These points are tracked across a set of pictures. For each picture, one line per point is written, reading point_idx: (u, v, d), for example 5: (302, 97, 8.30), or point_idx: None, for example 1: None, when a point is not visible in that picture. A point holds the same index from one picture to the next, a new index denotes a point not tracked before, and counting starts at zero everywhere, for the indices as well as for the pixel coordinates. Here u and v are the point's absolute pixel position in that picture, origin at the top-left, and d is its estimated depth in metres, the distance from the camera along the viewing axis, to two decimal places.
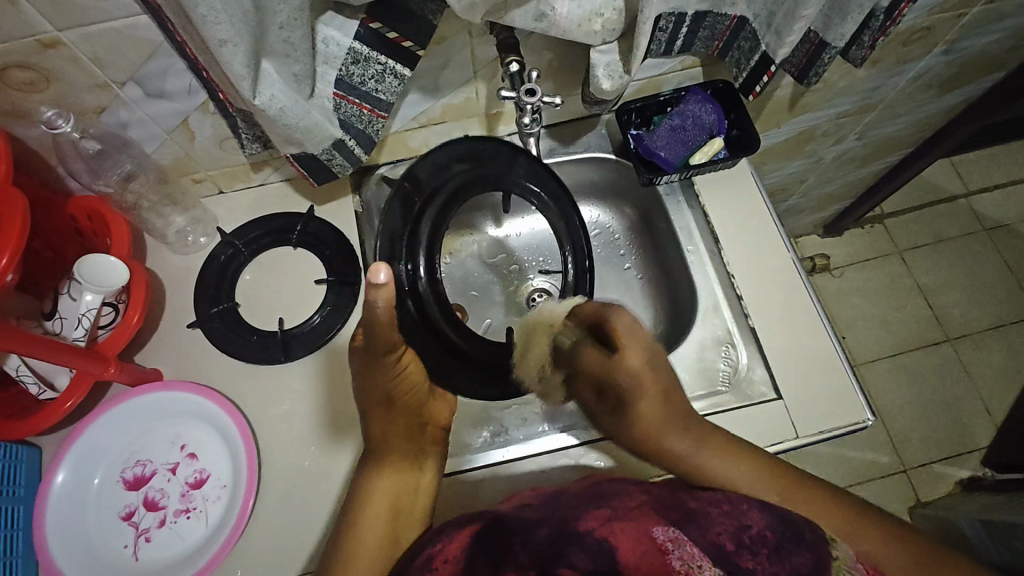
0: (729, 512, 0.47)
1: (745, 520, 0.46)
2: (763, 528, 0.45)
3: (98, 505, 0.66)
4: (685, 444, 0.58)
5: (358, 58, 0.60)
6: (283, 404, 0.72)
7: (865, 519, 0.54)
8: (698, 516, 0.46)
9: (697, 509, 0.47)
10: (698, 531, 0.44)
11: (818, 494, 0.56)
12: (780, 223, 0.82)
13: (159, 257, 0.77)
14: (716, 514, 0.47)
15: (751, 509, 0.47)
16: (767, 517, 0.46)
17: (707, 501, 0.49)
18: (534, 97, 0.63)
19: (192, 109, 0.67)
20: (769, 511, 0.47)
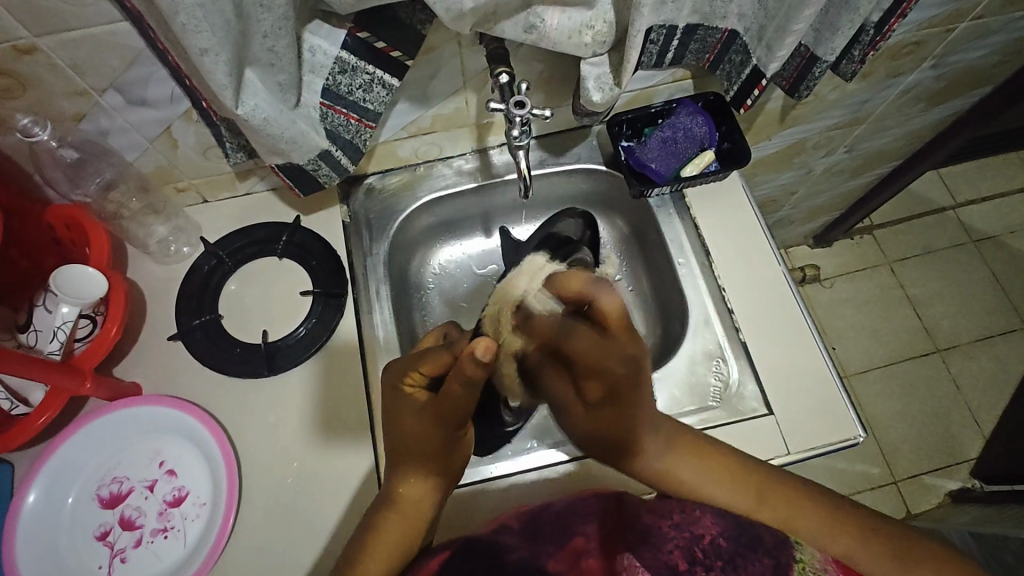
0: (681, 524, 0.47)
1: (697, 529, 0.46)
2: (715, 536, 0.46)
3: (72, 525, 0.64)
4: (662, 452, 0.56)
5: (345, 67, 0.59)
6: (265, 419, 0.70)
7: (845, 520, 0.55)
8: (651, 533, 0.47)
9: (651, 525, 0.48)
10: (650, 554, 0.45)
11: (796, 500, 0.56)
12: (771, 235, 0.81)
13: (140, 267, 0.76)
14: (669, 528, 0.47)
15: (703, 516, 0.48)
16: (721, 522, 0.47)
17: (661, 512, 0.49)
18: (524, 109, 0.61)
19: (175, 117, 0.65)
20: (723, 516, 0.48)
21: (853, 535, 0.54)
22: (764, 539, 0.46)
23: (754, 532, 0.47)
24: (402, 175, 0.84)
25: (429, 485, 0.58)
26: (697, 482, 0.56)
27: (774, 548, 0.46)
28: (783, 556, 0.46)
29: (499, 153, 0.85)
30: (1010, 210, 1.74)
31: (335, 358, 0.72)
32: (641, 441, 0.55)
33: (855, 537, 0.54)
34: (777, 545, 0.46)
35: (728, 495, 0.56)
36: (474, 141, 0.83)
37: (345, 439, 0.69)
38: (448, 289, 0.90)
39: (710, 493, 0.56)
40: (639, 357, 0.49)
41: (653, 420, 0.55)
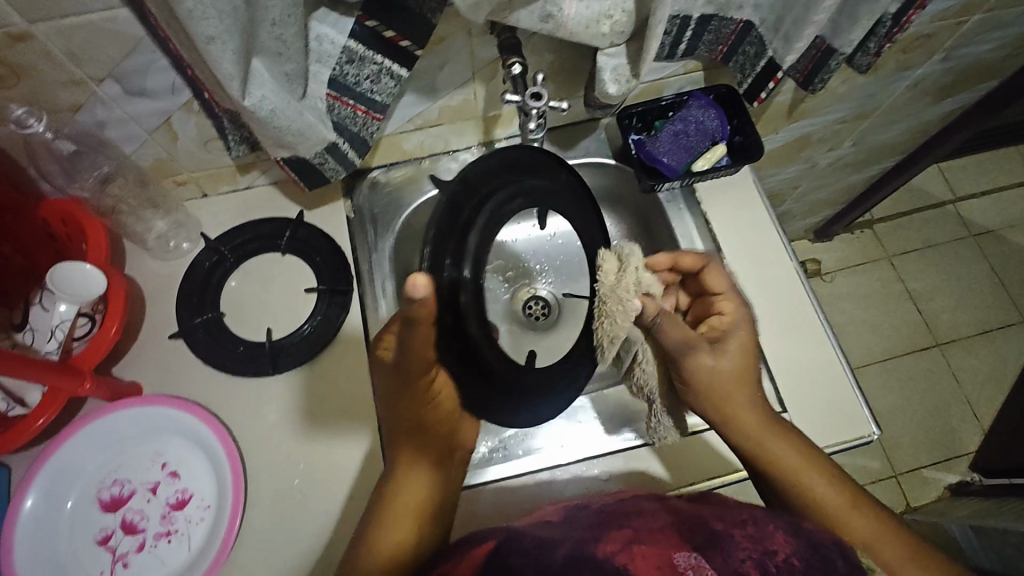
0: (753, 536, 0.45)
1: (770, 545, 0.44)
2: (790, 555, 0.43)
3: (72, 529, 0.62)
4: (764, 430, 0.61)
5: (353, 57, 0.57)
6: (269, 421, 0.68)
7: (894, 531, 0.59)
8: (721, 539, 0.44)
9: (720, 532, 0.45)
10: (721, 559, 0.42)
11: (852, 492, 0.60)
12: (783, 230, 0.80)
13: (139, 263, 0.74)
14: (740, 538, 0.44)
15: (777, 534, 0.45)
16: (795, 542, 0.45)
17: (730, 521, 0.47)
18: (540, 101, 0.60)
19: (175, 108, 0.63)
20: (798, 535, 0.45)
21: (885, 530, 0.58)
22: (844, 563, 0.44)
23: (831, 557, 0.44)
24: (407, 168, 0.82)
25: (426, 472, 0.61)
26: (797, 466, 0.60)
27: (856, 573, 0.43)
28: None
29: (507, 146, 0.83)
30: (1009, 205, 1.74)
31: (339, 358, 0.71)
32: (737, 407, 0.62)
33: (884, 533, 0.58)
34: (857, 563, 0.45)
35: (814, 479, 0.60)
36: (481, 134, 0.81)
37: (352, 440, 0.67)
38: None
39: (807, 481, 0.60)
40: (737, 322, 0.66)
41: (749, 400, 0.63)
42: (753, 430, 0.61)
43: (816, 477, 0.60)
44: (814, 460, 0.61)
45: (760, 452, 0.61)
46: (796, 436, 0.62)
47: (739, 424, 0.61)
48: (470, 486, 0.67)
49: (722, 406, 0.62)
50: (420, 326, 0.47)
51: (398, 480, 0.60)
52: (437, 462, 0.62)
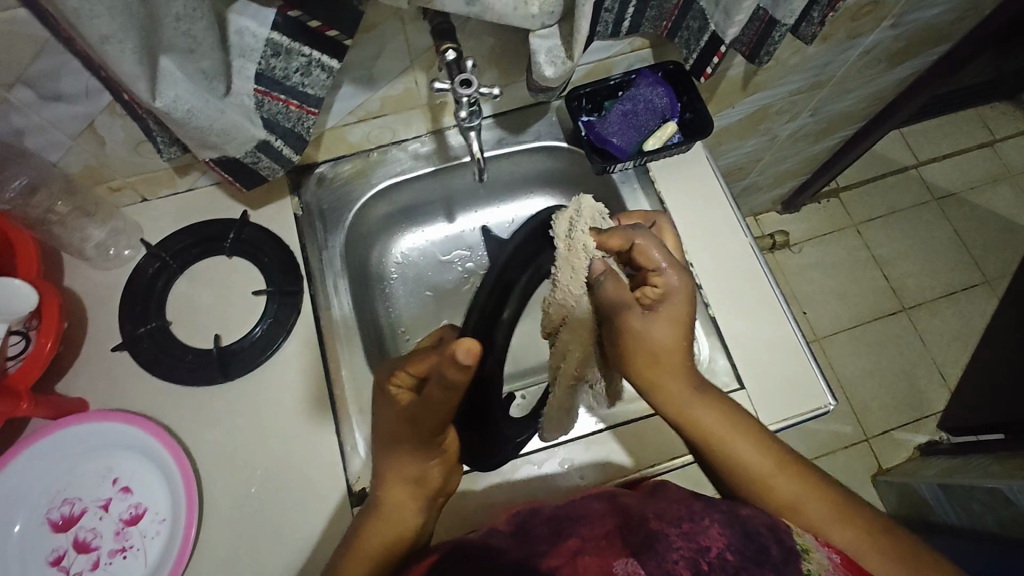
0: (688, 533, 0.46)
1: (703, 541, 0.45)
2: (723, 550, 0.45)
3: (21, 551, 0.60)
4: (691, 399, 0.57)
5: (279, 50, 0.54)
6: (224, 426, 0.67)
7: (845, 508, 0.56)
8: (655, 540, 0.46)
9: (657, 531, 0.47)
10: (654, 562, 0.44)
11: (772, 448, 0.58)
12: (736, 206, 0.80)
13: (77, 274, 0.71)
14: (674, 535, 0.46)
15: (711, 526, 0.47)
16: (729, 532, 0.47)
17: (667, 519, 0.48)
18: (471, 88, 0.57)
19: (97, 111, 0.61)
20: (732, 525, 0.47)
21: (812, 490, 0.56)
22: (774, 552, 0.46)
23: (762, 545, 0.46)
24: (354, 161, 0.80)
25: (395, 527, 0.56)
26: (710, 426, 0.57)
27: (782, 563, 0.45)
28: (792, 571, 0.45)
29: (456, 134, 0.81)
30: (970, 167, 1.77)
31: (292, 361, 0.69)
32: (659, 373, 0.57)
33: (807, 493, 0.56)
34: (786, 556, 0.46)
35: (739, 443, 0.57)
36: (428, 123, 0.79)
37: (310, 442, 0.66)
38: (412, 279, 0.88)
39: (733, 450, 0.57)
40: (675, 289, 0.58)
41: (682, 372, 0.58)
42: (680, 399, 0.57)
43: (756, 451, 0.57)
44: (744, 429, 0.58)
45: (684, 419, 0.57)
46: (716, 400, 0.58)
47: (665, 393, 0.58)
48: None
49: (656, 382, 0.57)
50: (449, 387, 0.46)
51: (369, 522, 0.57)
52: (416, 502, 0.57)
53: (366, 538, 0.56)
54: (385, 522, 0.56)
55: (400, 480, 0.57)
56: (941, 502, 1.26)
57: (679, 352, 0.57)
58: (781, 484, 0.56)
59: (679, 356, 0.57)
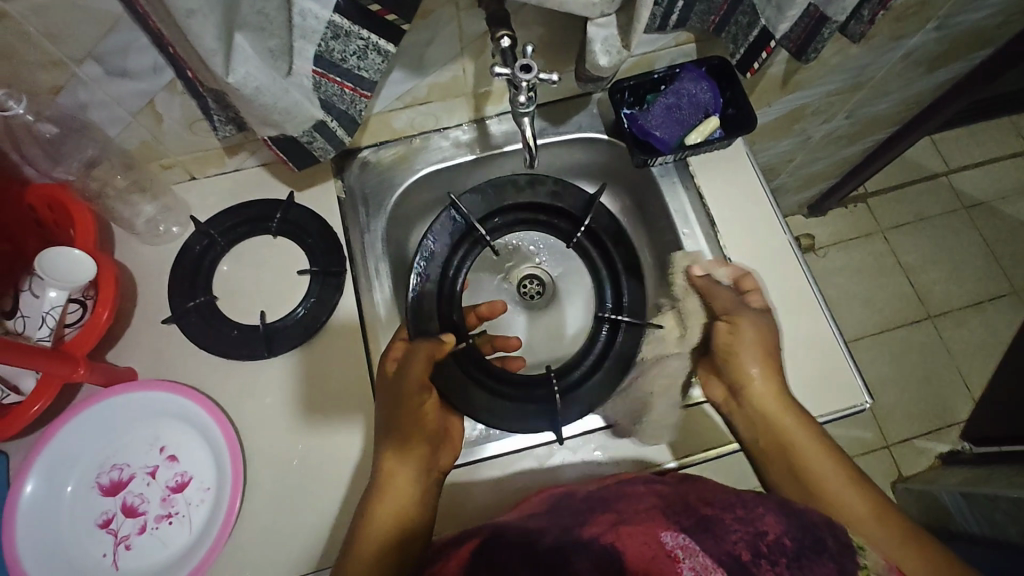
0: (744, 519, 0.48)
1: (760, 526, 0.47)
2: (779, 536, 0.46)
3: (72, 513, 0.62)
4: (779, 416, 0.66)
5: (338, 33, 0.54)
6: (266, 400, 0.68)
7: (917, 539, 0.59)
8: (712, 523, 0.47)
9: (712, 516, 0.48)
10: (712, 543, 0.45)
11: (840, 462, 0.64)
12: (776, 203, 0.80)
13: (128, 248, 0.73)
14: (730, 520, 0.47)
15: (765, 515, 0.48)
16: (783, 521, 0.47)
17: (720, 506, 0.50)
18: (530, 72, 0.58)
19: (158, 89, 0.62)
20: (786, 516, 0.48)
21: (879, 511, 0.61)
22: (829, 543, 0.46)
23: (819, 536, 0.46)
24: (397, 147, 0.81)
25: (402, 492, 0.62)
26: (789, 428, 0.65)
27: (839, 553, 0.45)
28: (848, 561, 0.45)
29: (498, 123, 0.82)
30: (1002, 176, 1.74)
31: (335, 340, 0.71)
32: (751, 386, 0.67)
33: (868, 512, 0.61)
34: (842, 548, 0.46)
35: (806, 442, 0.65)
36: (471, 112, 0.80)
37: (350, 419, 0.68)
38: None
39: (801, 456, 0.64)
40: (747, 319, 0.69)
41: (772, 386, 0.67)
42: (766, 407, 0.66)
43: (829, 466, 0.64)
44: (814, 433, 0.65)
45: (764, 421, 0.66)
46: (799, 411, 0.66)
47: (754, 397, 0.67)
48: (466, 465, 0.68)
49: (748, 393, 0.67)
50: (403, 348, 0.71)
51: (382, 497, 0.61)
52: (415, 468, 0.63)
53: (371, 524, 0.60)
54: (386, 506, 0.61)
55: (410, 470, 0.63)
56: (962, 510, 1.25)
57: (773, 365, 0.68)
58: (851, 501, 0.62)
59: (768, 365, 0.68)
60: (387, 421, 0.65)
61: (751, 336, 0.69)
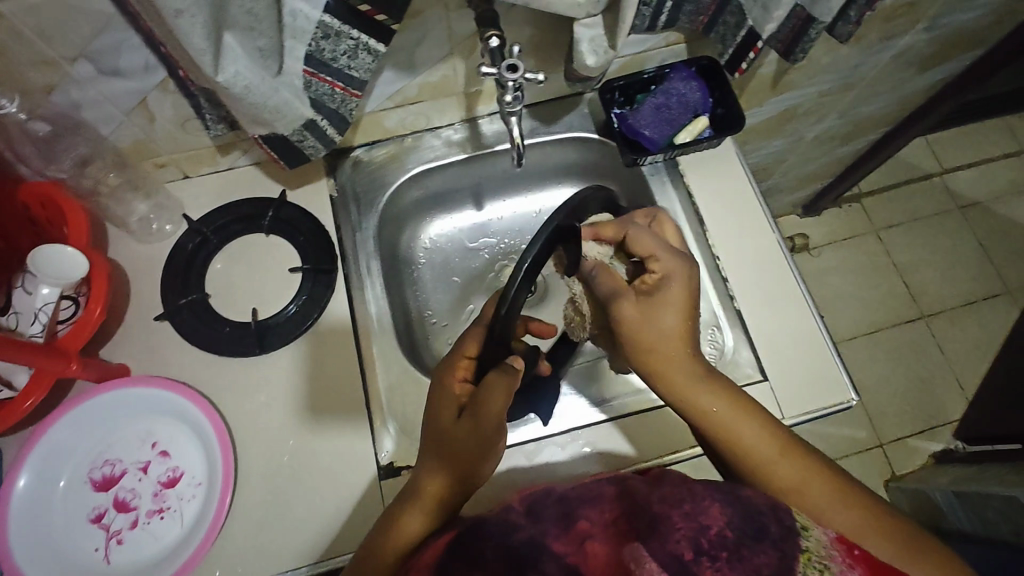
0: (690, 513, 0.47)
1: (703, 519, 0.46)
2: (723, 529, 0.46)
3: (64, 508, 0.63)
4: (697, 389, 0.60)
5: (329, 32, 0.54)
6: (257, 397, 0.69)
7: (850, 496, 0.57)
8: (659, 521, 0.47)
9: (660, 513, 0.47)
10: (658, 544, 0.45)
11: (781, 439, 0.60)
12: (764, 203, 0.80)
13: (121, 246, 0.73)
14: (676, 516, 0.47)
15: (711, 506, 0.47)
16: (728, 511, 0.47)
17: (669, 500, 0.49)
18: (517, 73, 0.59)
19: (150, 88, 0.63)
20: (732, 505, 0.48)
21: (815, 477, 0.58)
22: (772, 530, 0.47)
23: (762, 523, 0.47)
24: (389, 146, 0.81)
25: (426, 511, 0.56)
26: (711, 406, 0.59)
27: (781, 539, 0.46)
28: (791, 548, 0.46)
29: (489, 122, 0.83)
30: (995, 176, 1.75)
31: (326, 338, 0.71)
32: (665, 364, 0.60)
33: (802, 480, 0.57)
34: (783, 535, 0.46)
35: (725, 414, 0.59)
36: (462, 111, 0.81)
37: (340, 415, 0.68)
38: (440, 265, 0.89)
39: (729, 432, 0.59)
40: (674, 279, 0.62)
41: (683, 358, 0.61)
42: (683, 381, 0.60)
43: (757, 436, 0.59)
44: (750, 415, 0.60)
45: (693, 410, 0.60)
46: (710, 381, 0.61)
47: (671, 380, 0.60)
48: None
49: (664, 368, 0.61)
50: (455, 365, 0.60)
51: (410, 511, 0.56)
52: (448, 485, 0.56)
53: (405, 530, 0.55)
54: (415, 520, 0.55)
55: (439, 482, 0.56)
56: (954, 509, 1.26)
57: (684, 341, 0.61)
58: (784, 469, 0.58)
59: (683, 343, 0.61)
60: (434, 433, 0.57)
61: (671, 320, 0.61)
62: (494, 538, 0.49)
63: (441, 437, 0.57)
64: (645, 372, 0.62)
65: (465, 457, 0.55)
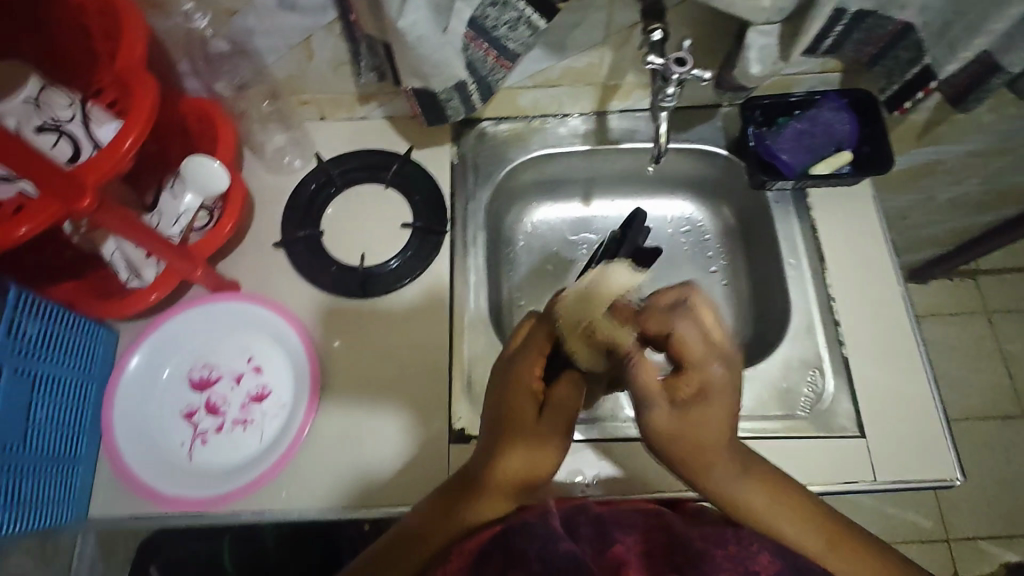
0: (737, 557, 0.45)
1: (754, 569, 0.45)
2: None
3: (163, 397, 0.68)
4: (731, 486, 0.54)
5: (498, 0, 0.57)
6: (348, 339, 0.71)
7: None
8: (703, 561, 0.45)
9: (705, 553, 0.45)
10: None
11: (839, 537, 0.54)
12: (894, 254, 0.75)
13: (254, 172, 0.78)
14: (722, 558, 0.45)
15: (759, 554, 0.46)
16: (776, 560, 0.46)
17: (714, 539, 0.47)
18: (683, 67, 0.58)
19: (318, 27, 0.66)
20: (780, 555, 0.47)
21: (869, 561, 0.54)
22: None
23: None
24: (516, 124, 0.82)
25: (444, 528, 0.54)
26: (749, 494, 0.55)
27: None
28: None
29: (619, 119, 0.82)
30: None
31: (422, 297, 0.73)
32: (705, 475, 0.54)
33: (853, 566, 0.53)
34: None
35: (761, 500, 0.55)
36: (595, 103, 0.81)
37: (421, 373, 0.70)
38: (537, 250, 0.89)
39: (777, 528, 0.54)
40: (714, 384, 0.52)
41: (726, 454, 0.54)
42: (719, 481, 0.54)
43: (798, 524, 0.54)
44: (784, 492, 0.55)
45: (725, 500, 0.55)
46: (755, 462, 0.56)
47: (705, 476, 0.54)
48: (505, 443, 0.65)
49: (702, 470, 0.53)
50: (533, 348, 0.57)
51: (422, 512, 0.56)
52: (482, 484, 0.54)
53: (431, 543, 0.54)
54: (447, 521, 0.54)
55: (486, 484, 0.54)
56: None
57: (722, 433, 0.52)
58: (830, 561, 0.53)
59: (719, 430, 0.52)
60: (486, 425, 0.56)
61: (715, 409, 0.52)
62: (537, 541, 0.45)
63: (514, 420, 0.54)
64: (681, 469, 0.54)
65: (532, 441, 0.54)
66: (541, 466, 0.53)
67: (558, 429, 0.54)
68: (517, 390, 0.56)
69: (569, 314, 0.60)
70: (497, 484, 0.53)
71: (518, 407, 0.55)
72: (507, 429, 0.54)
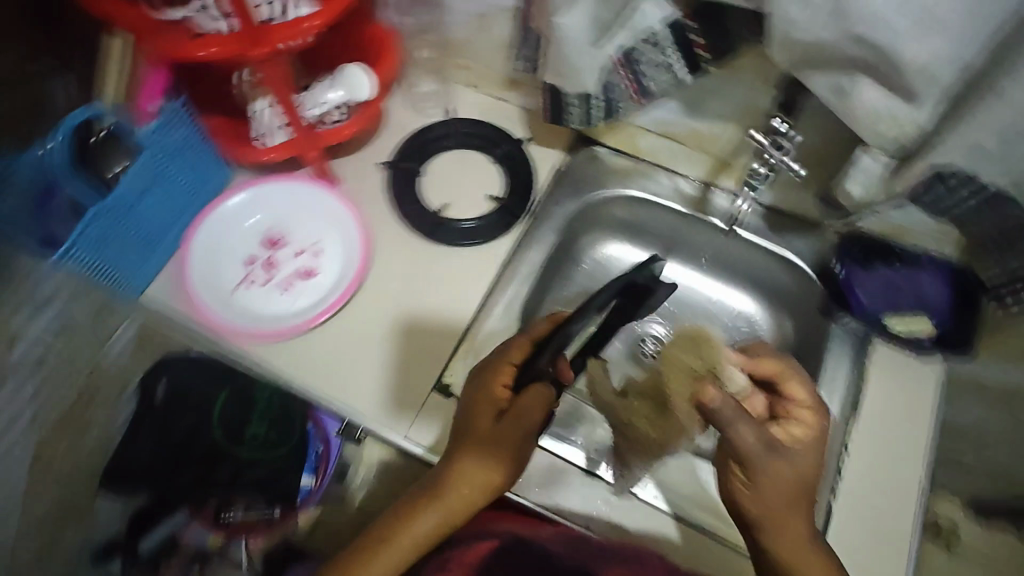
0: None
1: None
2: None
3: (237, 238, 0.80)
4: (803, 551, 0.56)
5: (655, 41, 0.63)
6: (400, 265, 0.79)
7: None
8: None
9: None
10: None
11: None
12: (936, 435, 0.73)
13: (393, 103, 0.87)
14: None
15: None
16: None
17: None
18: (781, 154, 0.67)
19: (500, 8, 0.74)
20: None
21: None
22: None
23: None
24: (626, 161, 0.85)
25: (432, 518, 0.58)
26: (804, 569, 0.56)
27: None
28: None
29: (723, 197, 0.83)
30: None
31: (478, 260, 0.80)
32: (778, 529, 0.56)
33: None
34: None
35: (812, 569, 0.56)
36: (707, 173, 0.84)
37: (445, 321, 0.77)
38: (592, 281, 0.89)
39: None
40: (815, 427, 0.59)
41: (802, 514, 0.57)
42: (789, 540, 0.56)
43: None
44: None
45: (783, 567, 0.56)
46: (813, 548, 0.57)
47: (782, 529, 0.56)
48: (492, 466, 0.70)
49: (777, 520, 0.56)
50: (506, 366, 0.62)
51: (418, 516, 0.59)
52: (457, 490, 0.59)
53: (417, 534, 0.58)
54: (428, 512, 0.59)
55: (471, 478, 0.59)
56: None
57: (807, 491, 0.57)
58: None
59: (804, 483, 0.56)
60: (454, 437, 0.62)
61: (807, 452, 0.57)
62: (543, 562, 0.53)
63: (473, 461, 0.59)
64: (758, 519, 0.56)
65: (498, 474, 0.59)
66: (498, 477, 0.59)
67: (519, 437, 0.59)
68: (481, 408, 0.61)
69: (683, 358, 0.61)
70: (467, 492, 0.59)
71: (477, 417, 0.61)
72: (471, 439, 0.60)
